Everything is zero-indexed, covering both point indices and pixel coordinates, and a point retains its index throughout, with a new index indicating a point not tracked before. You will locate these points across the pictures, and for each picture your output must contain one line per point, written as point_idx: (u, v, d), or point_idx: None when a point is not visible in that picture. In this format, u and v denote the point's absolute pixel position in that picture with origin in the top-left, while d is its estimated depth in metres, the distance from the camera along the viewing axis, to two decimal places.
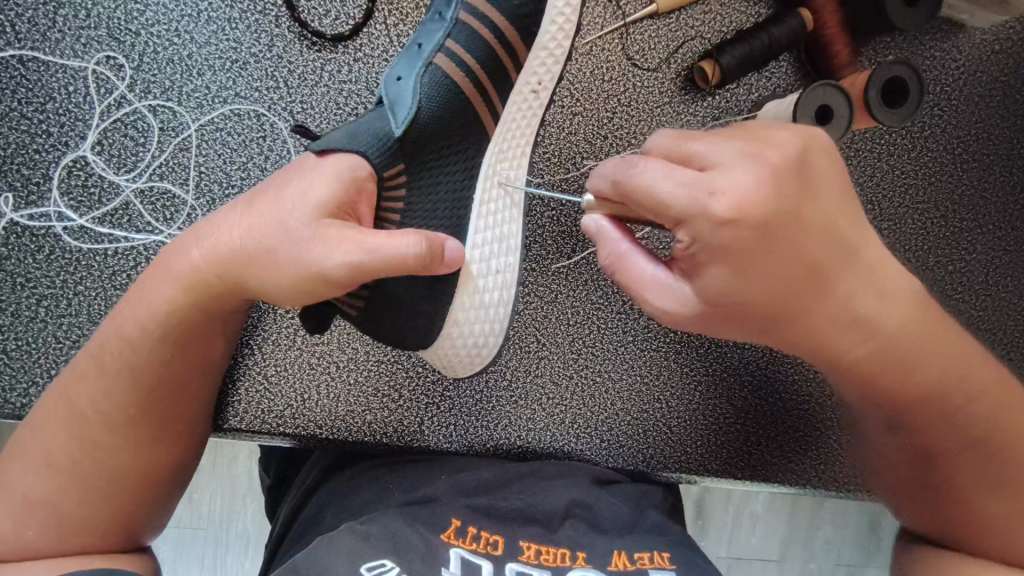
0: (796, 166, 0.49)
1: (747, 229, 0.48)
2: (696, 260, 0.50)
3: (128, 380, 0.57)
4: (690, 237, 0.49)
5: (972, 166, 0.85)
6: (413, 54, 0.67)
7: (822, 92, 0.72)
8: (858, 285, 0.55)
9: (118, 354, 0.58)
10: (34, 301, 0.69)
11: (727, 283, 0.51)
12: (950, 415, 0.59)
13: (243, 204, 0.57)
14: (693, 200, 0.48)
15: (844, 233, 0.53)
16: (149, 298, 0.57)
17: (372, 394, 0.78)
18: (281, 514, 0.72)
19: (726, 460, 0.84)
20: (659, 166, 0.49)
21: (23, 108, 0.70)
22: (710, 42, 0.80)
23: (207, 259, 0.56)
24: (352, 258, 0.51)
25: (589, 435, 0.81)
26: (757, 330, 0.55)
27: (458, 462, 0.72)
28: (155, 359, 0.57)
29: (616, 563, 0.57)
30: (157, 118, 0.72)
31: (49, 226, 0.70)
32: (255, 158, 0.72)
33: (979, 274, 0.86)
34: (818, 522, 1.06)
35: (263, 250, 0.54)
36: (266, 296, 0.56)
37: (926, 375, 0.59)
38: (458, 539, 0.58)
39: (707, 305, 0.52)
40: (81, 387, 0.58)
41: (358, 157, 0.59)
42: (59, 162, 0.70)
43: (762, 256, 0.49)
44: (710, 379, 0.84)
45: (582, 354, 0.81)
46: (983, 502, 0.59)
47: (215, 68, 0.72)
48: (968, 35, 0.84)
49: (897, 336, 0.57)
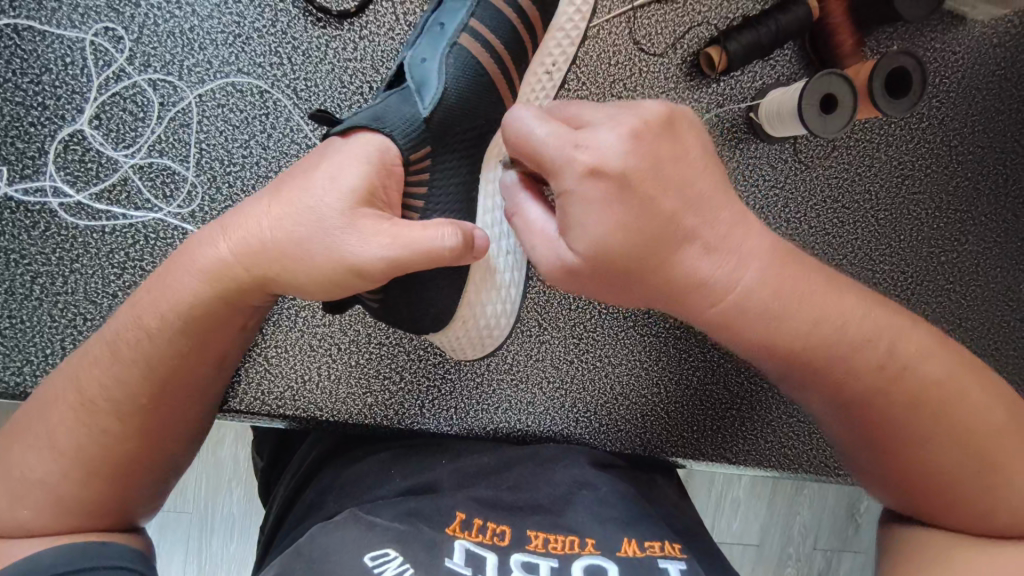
0: (657, 129, 0.52)
1: (608, 184, 0.51)
2: (565, 213, 0.53)
3: (146, 368, 0.56)
4: (559, 190, 0.53)
5: (967, 159, 0.87)
6: (435, 33, 0.65)
7: (829, 80, 0.72)
8: (715, 244, 0.54)
9: (133, 340, 0.56)
10: (29, 279, 0.68)
11: (591, 235, 0.52)
12: (872, 371, 0.57)
13: (269, 192, 0.56)
14: (561, 151, 0.52)
15: (703, 192, 0.54)
16: (173, 289, 0.56)
17: (373, 376, 0.78)
18: (276, 499, 0.72)
19: (720, 445, 0.85)
20: (533, 116, 0.53)
21: (18, 79, 0.67)
22: (717, 28, 0.80)
23: (236, 252, 0.55)
24: (385, 248, 0.52)
25: (567, 418, 0.81)
26: (630, 289, 0.56)
27: (461, 448, 0.72)
28: (174, 348, 0.57)
29: (626, 549, 0.57)
30: (157, 92, 0.70)
31: (44, 201, 0.68)
32: (257, 136, 0.71)
33: (971, 265, 0.88)
34: (797, 508, 1.08)
35: (296, 240, 0.53)
36: (288, 288, 0.55)
37: (827, 331, 0.57)
38: (463, 532, 0.58)
39: (574, 259, 0.54)
40: (94, 371, 0.57)
41: (392, 144, 0.58)
42: (55, 136, 0.68)
43: (623, 210, 0.52)
44: (707, 365, 0.85)
45: (582, 338, 0.82)
46: (952, 472, 0.56)
47: (217, 43, 0.70)
48: (969, 28, 0.85)
49: (749, 295, 0.56)
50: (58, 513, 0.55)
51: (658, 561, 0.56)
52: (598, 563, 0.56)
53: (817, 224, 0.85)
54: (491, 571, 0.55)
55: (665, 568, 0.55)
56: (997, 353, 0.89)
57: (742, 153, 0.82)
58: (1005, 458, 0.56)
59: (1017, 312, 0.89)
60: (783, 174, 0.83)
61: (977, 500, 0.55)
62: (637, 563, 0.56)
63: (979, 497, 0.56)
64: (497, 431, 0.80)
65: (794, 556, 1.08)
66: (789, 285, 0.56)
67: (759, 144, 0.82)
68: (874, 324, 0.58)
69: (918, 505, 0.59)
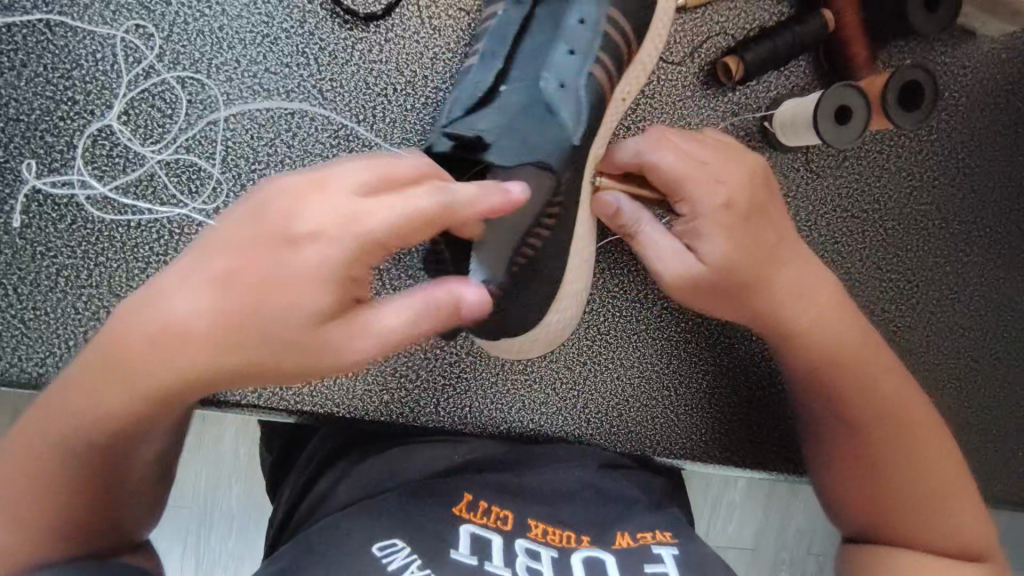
0: (760, 183, 0.70)
1: (735, 214, 0.67)
2: (699, 230, 0.67)
3: (108, 439, 0.48)
4: (696, 209, 0.67)
5: (974, 171, 0.89)
6: (566, 60, 0.68)
7: (842, 92, 0.74)
8: (793, 273, 0.69)
9: (91, 407, 0.47)
10: (54, 271, 0.68)
11: (718, 249, 0.67)
12: (891, 396, 0.68)
13: (256, 237, 0.44)
14: (702, 181, 0.67)
15: (783, 237, 0.70)
16: (127, 346, 0.44)
17: (390, 373, 0.79)
18: (283, 498, 0.72)
19: (728, 448, 0.86)
20: (676, 150, 0.68)
21: (48, 74, 0.68)
22: (734, 38, 0.82)
23: (210, 317, 0.43)
24: (407, 307, 0.46)
25: (579, 418, 0.83)
26: (723, 297, 0.68)
27: (475, 447, 0.74)
28: (126, 420, 0.47)
29: (620, 542, 0.61)
30: (185, 90, 0.71)
31: (71, 194, 0.69)
32: (282, 134, 0.72)
33: (975, 275, 0.89)
34: (792, 513, 1.09)
35: (285, 307, 0.44)
36: (261, 373, 0.45)
37: (864, 355, 0.69)
38: (469, 512, 0.62)
39: (696, 268, 0.67)
40: (49, 423, 0.48)
41: (474, 184, 0.49)
42: (83, 130, 0.69)
43: (750, 232, 0.67)
44: (717, 369, 0.86)
45: (596, 340, 0.83)
46: (932, 503, 0.64)
47: (246, 42, 0.71)
48: (978, 44, 0.87)
49: (811, 314, 0.68)
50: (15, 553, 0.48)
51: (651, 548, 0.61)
52: (595, 554, 0.60)
53: (827, 233, 0.86)
54: (496, 552, 0.59)
55: (659, 554, 0.60)
56: (998, 364, 0.91)
57: None
58: (951, 498, 0.65)
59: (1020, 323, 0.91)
60: (795, 183, 0.85)
61: (947, 527, 0.64)
62: (632, 552, 0.60)
63: (949, 529, 0.64)
64: (510, 430, 0.82)
65: (788, 562, 1.09)
66: (838, 315, 0.69)
67: (773, 154, 0.84)
68: (891, 362, 0.70)
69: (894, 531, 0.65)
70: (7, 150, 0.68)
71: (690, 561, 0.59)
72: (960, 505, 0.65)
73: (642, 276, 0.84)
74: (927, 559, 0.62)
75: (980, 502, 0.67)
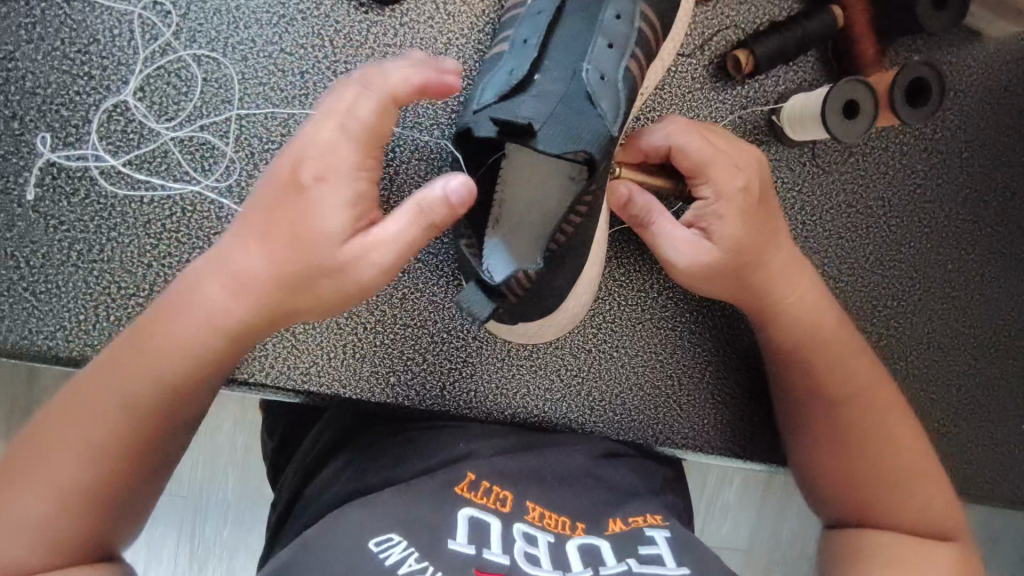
0: (768, 176, 0.74)
1: (752, 198, 0.70)
2: (717, 213, 0.70)
3: (183, 375, 0.58)
4: (716, 190, 0.70)
5: (977, 171, 0.90)
6: (606, 53, 0.68)
7: (850, 88, 0.75)
8: (790, 266, 0.74)
9: (165, 349, 0.57)
10: (66, 244, 0.69)
11: (735, 231, 0.70)
12: (871, 385, 0.74)
13: (281, 195, 0.57)
14: (727, 165, 0.70)
15: (782, 234, 0.74)
16: (200, 301, 0.58)
17: (397, 355, 0.79)
18: (287, 483, 0.74)
19: (730, 439, 0.87)
20: (704, 137, 0.71)
21: (66, 48, 0.69)
22: (744, 32, 0.82)
23: (268, 258, 0.57)
24: (405, 214, 0.56)
25: (582, 406, 0.83)
26: (731, 275, 0.71)
27: (477, 431, 0.74)
28: (209, 354, 0.58)
29: (613, 528, 0.63)
30: (201, 68, 0.71)
31: (86, 168, 0.69)
32: (296, 115, 0.72)
33: (976, 273, 0.90)
34: (786, 516, 1.10)
35: (319, 236, 0.56)
36: (315, 290, 0.58)
37: (844, 345, 0.75)
38: (470, 492, 0.63)
39: (710, 250, 0.70)
40: (119, 375, 0.57)
41: (405, 65, 0.59)
42: (99, 105, 0.70)
43: (761, 218, 0.71)
44: (720, 359, 0.87)
45: (601, 328, 0.84)
46: (910, 486, 0.70)
47: (262, 21, 0.72)
48: (984, 44, 0.88)
49: (796, 304, 0.74)
50: (74, 511, 0.53)
51: (644, 529, 0.63)
52: (590, 542, 0.61)
53: (831, 228, 0.87)
54: (495, 534, 0.59)
55: (653, 536, 0.62)
56: (996, 362, 0.92)
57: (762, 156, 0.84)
58: (920, 485, 0.71)
59: (1018, 323, 0.92)
60: (801, 177, 0.86)
61: (921, 508, 0.69)
62: (623, 536, 0.62)
63: (925, 506, 0.69)
64: (514, 415, 0.82)
65: (782, 563, 1.10)
66: (822, 308, 0.75)
67: (780, 147, 0.85)
68: (871, 358, 0.76)
69: (879, 511, 0.70)
70: (23, 123, 0.69)
71: (681, 543, 0.61)
72: (929, 492, 0.70)
73: (647, 266, 0.85)
74: (896, 537, 0.68)
75: (951, 494, 0.72)
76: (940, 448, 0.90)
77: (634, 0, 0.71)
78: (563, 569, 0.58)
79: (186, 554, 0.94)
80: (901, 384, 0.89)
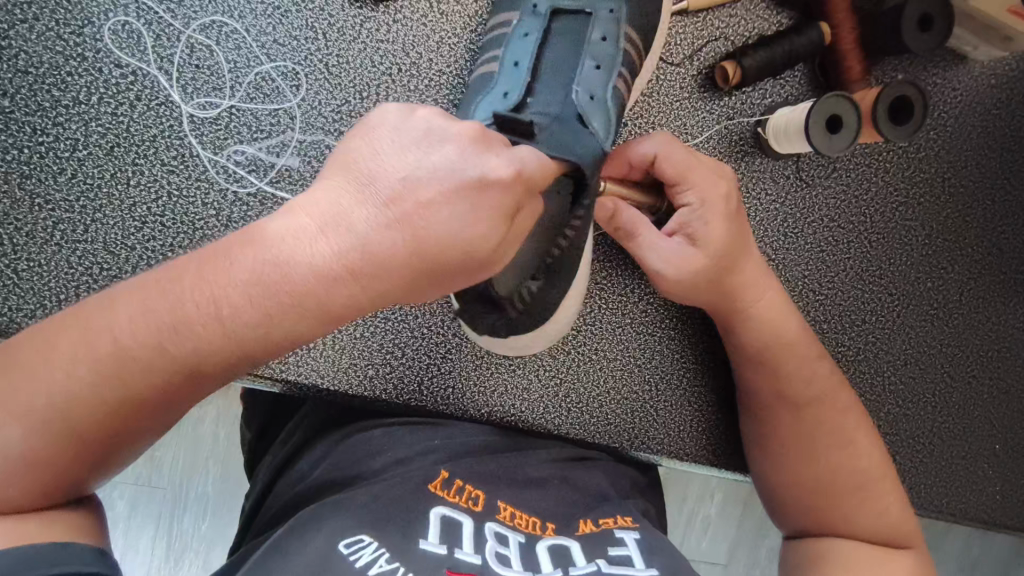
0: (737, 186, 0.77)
1: (730, 204, 0.73)
2: (700, 220, 0.72)
3: (213, 349, 0.45)
4: (698, 197, 0.72)
5: (959, 191, 0.91)
6: (594, 74, 0.69)
7: (834, 102, 0.75)
8: (761, 273, 0.76)
9: (220, 310, 0.44)
10: (50, 223, 0.69)
11: (716, 236, 0.72)
12: (831, 391, 0.75)
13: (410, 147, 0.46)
14: (708, 174, 0.72)
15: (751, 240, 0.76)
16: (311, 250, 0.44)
17: (376, 349, 0.80)
18: (262, 472, 0.74)
19: (705, 447, 0.87)
20: (686, 149, 0.73)
21: (60, 29, 0.70)
22: (734, 44, 0.84)
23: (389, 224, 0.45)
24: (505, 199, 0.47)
25: (560, 408, 0.84)
26: (709, 281, 0.72)
27: (453, 429, 0.75)
28: (288, 334, 0.46)
29: (584, 528, 0.64)
30: (194, 55, 0.73)
31: (74, 149, 0.70)
32: (287, 104, 0.74)
33: (954, 292, 0.91)
34: (766, 531, 1.10)
35: (452, 215, 0.46)
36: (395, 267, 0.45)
37: (808, 350, 0.76)
38: (443, 489, 0.63)
39: (691, 256, 0.72)
40: (153, 324, 0.44)
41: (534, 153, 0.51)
42: (90, 86, 0.70)
43: (736, 222, 0.73)
44: (699, 366, 0.87)
45: (581, 331, 0.84)
46: (867, 491, 0.71)
47: (257, 12, 0.73)
48: (968, 66, 0.90)
49: (764, 310, 0.75)
50: (62, 468, 0.46)
51: (615, 532, 0.63)
52: (560, 543, 0.61)
53: (813, 241, 0.88)
54: (467, 533, 0.59)
55: (622, 537, 0.62)
56: (974, 381, 0.93)
57: (747, 167, 0.85)
58: (879, 492, 0.72)
59: (996, 342, 0.93)
60: (785, 190, 0.87)
61: (877, 516, 0.70)
62: (594, 538, 0.62)
63: (879, 515, 0.70)
64: (491, 414, 0.83)
65: None
66: (787, 318, 0.76)
67: (764, 159, 0.86)
68: (832, 370, 0.76)
69: (834, 516, 0.71)
70: (14, 101, 0.69)
71: (650, 545, 0.61)
72: (887, 500, 0.71)
73: (629, 272, 0.85)
74: (846, 543, 0.69)
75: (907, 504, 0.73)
76: (915, 464, 0.91)
77: (617, 23, 0.73)
78: (532, 569, 0.58)
79: (161, 548, 0.94)
80: (879, 398, 0.90)
